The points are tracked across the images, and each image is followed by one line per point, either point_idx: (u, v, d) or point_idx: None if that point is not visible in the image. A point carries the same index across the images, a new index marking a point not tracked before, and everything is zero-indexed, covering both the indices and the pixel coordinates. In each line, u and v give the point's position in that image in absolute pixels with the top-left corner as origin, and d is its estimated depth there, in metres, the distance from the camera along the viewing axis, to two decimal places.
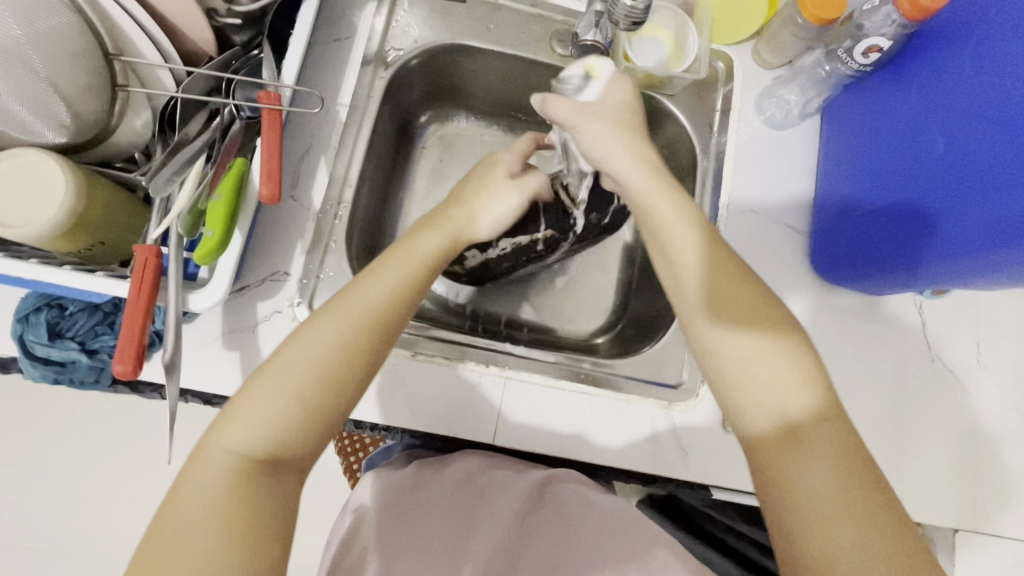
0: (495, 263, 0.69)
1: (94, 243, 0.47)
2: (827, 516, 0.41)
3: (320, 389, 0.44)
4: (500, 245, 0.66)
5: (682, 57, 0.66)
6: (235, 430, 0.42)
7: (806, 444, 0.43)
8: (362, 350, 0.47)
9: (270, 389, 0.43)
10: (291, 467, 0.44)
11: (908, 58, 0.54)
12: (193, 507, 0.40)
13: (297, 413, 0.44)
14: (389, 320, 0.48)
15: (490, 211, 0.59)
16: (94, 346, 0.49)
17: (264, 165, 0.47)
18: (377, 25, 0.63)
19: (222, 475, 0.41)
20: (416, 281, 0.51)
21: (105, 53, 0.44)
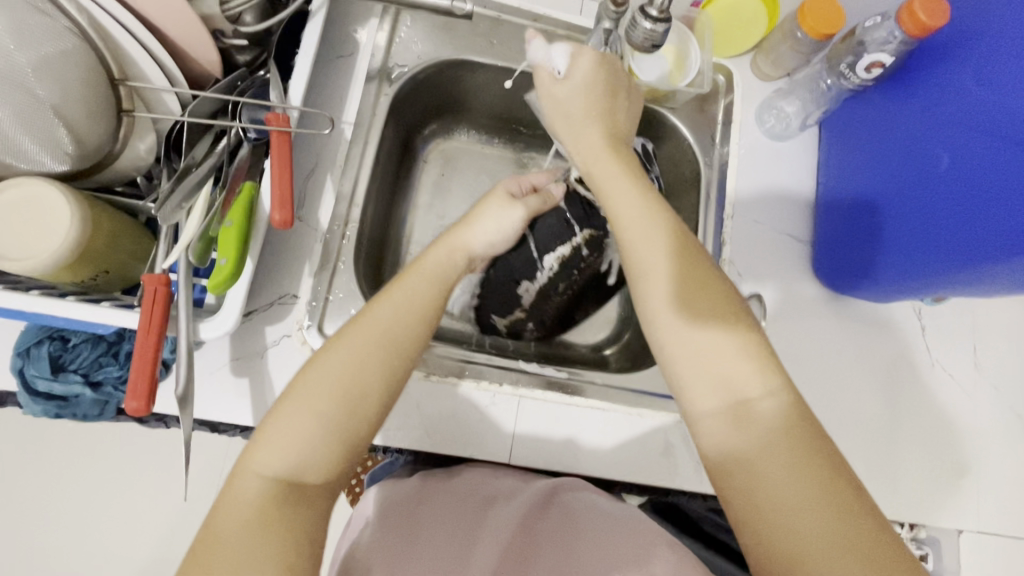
0: (552, 289, 0.67)
1: (99, 272, 0.46)
2: (789, 507, 0.39)
3: (344, 412, 0.44)
4: (548, 265, 0.66)
5: (684, 70, 0.65)
6: (265, 454, 0.42)
7: (758, 430, 0.41)
8: (381, 372, 0.46)
9: (297, 414, 0.43)
10: (320, 489, 0.43)
11: (910, 74, 0.55)
12: (228, 529, 0.40)
13: (327, 437, 0.43)
14: (406, 338, 0.48)
15: (483, 228, 0.58)
16: (99, 377, 0.48)
17: (277, 190, 0.46)
18: (380, 42, 0.63)
19: (254, 499, 0.41)
20: (431, 302, 0.51)
21: (110, 78, 0.42)
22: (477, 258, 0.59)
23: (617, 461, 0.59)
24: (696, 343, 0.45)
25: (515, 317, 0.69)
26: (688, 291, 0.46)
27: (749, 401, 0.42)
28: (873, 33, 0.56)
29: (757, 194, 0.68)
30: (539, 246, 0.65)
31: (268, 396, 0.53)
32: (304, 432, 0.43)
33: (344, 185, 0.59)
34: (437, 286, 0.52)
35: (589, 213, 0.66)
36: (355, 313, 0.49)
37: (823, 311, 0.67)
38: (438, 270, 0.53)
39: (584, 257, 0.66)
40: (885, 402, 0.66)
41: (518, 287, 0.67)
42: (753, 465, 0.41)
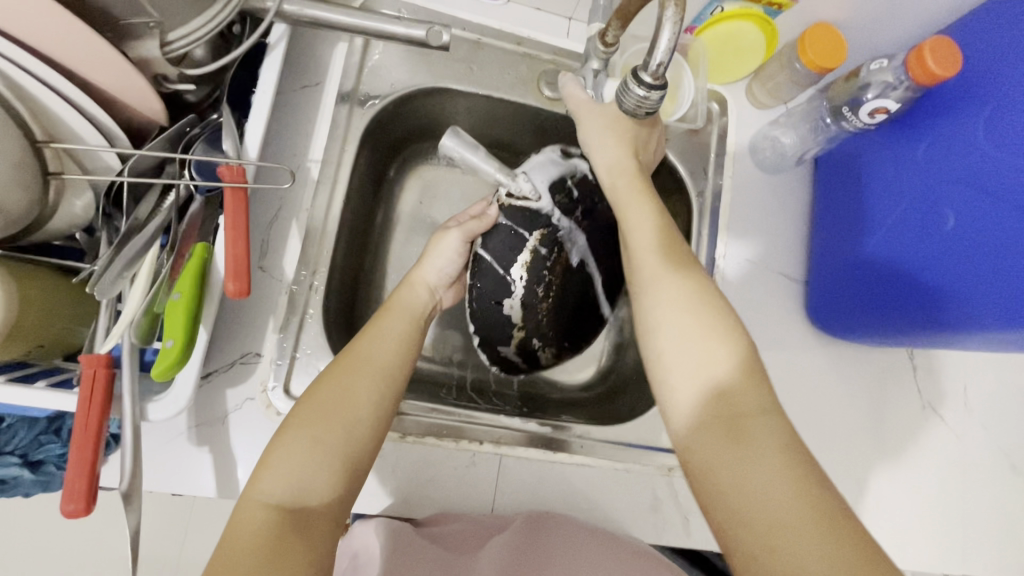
0: (541, 296, 0.56)
1: (31, 347, 0.41)
2: (773, 518, 0.36)
3: (344, 439, 0.42)
4: (517, 277, 0.55)
5: (676, 102, 0.62)
6: (268, 482, 0.39)
7: (744, 435, 0.39)
8: (375, 397, 0.45)
9: (297, 442, 0.41)
10: (327, 516, 0.40)
11: (914, 118, 0.53)
12: (235, 558, 0.36)
13: (330, 463, 0.41)
14: (396, 362, 0.47)
15: (436, 265, 0.57)
16: (39, 457, 0.44)
17: (230, 257, 0.42)
18: (350, 67, 0.58)
19: (259, 530, 0.37)
20: (411, 331, 0.51)
21: (31, 140, 0.37)
22: (440, 294, 0.58)
23: (603, 518, 0.57)
24: (677, 352, 0.44)
25: (519, 342, 0.57)
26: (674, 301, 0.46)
27: (737, 403, 0.41)
28: (878, 76, 0.54)
29: (752, 230, 0.65)
30: (497, 262, 0.55)
31: (229, 464, 0.49)
32: (306, 459, 0.40)
33: (311, 229, 0.54)
34: (414, 315, 0.52)
35: (533, 215, 0.56)
36: (345, 345, 0.48)
37: (816, 353, 0.65)
38: (409, 305, 0.53)
39: (547, 256, 0.56)
40: (875, 446, 0.65)
41: (502, 310, 0.56)
42: (725, 459, 0.39)
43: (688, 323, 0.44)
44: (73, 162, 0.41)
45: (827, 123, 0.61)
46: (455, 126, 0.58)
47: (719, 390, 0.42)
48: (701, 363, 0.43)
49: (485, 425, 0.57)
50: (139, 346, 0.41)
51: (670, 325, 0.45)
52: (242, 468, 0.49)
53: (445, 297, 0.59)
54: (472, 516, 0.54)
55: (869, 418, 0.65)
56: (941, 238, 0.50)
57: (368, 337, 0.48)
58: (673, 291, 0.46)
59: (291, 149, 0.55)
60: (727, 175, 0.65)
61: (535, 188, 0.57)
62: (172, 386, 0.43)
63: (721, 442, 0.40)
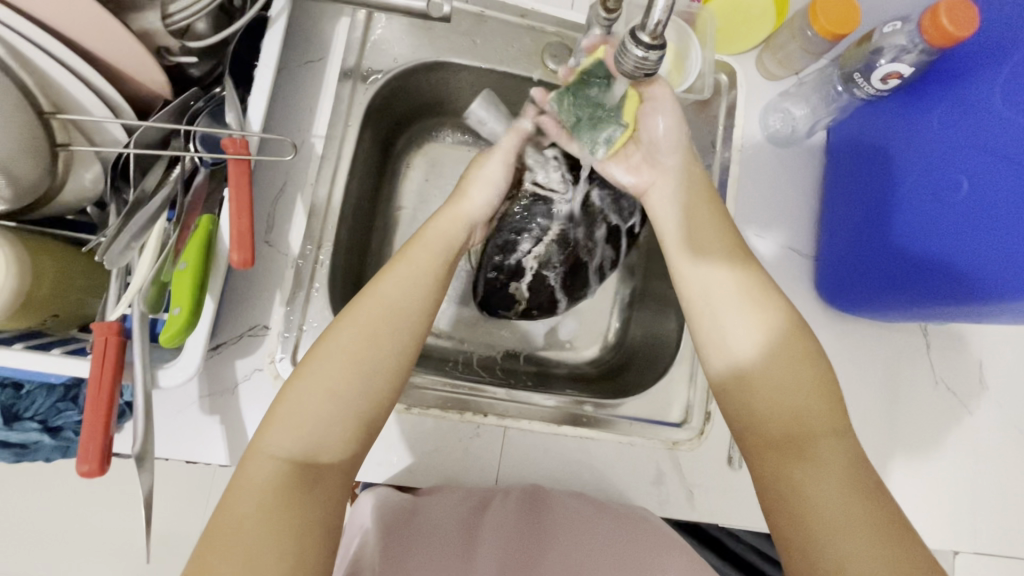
0: (545, 282, 0.61)
1: (47, 316, 0.42)
2: (832, 517, 0.40)
3: (364, 389, 0.43)
4: (530, 265, 0.60)
5: (683, 72, 0.61)
6: (279, 433, 0.40)
7: (807, 445, 0.43)
8: (397, 347, 0.45)
9: (311, 393, 0.41)
10: (337, 467, 0.42)
11: (931, 84, 0.51)
12: (244, 511, 0.37)
13: (343, 417, 0.42)
14: (418, 309, 0.46)
15: (481, 194, 0.54)
16: (57, 423, 0.46)
17: (235, 226, 0.42)
18: (354, 42, 0.58)
19: (269, 480, 0.39)
20: (438, 273, 0.49)
21: (38, 111, 0.39)
22: (476, 232, 0.56)
23: (606, 490, 0.57)
24: (769, 367, 0.46)
25: (520, 310, 0.64)
26: (741, 320, 0.48)
27: (807, 425, 0.44)
28: (890, 39, 0.52)
29: (760, 204, 0.64)
30: (513, 249, 0.59)
31: (240, 432, 0.50)
32: (321, 410, 0.41)
33: (317, 203, 0.55)
34: (447, 253, 0.50)
35: (554, 205, 0.58)
36: (363, 287, 0.47)
37: (825, 328, 0.64)
38: (442, 239, 0.50)
39: (560, 251, 0.59)
40: (885, 421, 0.63)
41: (507, 287, 0.62)
42: (797, 478, 0.42)
43: (752, 320, 0.47)
44: (79, 134, 0.42)
45: (839, 91, 0.60)
46: (486, 94, 0.61)
47: (793, 412, 0.44)
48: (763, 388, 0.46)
49: (489, 399, 0.57)
50: (150, 313, 0.42)
51: (736, 341, 0.48)
52: (253, 437, 0.50)
53: (478, 235, 0.56)
54: (476, 486, 0.55)
55: (880, 394, 0.64)
56: (949, 213, 0.49)
57: (389, 281, 0.47)
58: (746, 314, 0.48)
59: (295, 124, 0.55)
60: (736, 147, 0.63)
61: (563, 180, 0.59)
62: (182, 354, 0.44)
63: (792, 462, 0.43)
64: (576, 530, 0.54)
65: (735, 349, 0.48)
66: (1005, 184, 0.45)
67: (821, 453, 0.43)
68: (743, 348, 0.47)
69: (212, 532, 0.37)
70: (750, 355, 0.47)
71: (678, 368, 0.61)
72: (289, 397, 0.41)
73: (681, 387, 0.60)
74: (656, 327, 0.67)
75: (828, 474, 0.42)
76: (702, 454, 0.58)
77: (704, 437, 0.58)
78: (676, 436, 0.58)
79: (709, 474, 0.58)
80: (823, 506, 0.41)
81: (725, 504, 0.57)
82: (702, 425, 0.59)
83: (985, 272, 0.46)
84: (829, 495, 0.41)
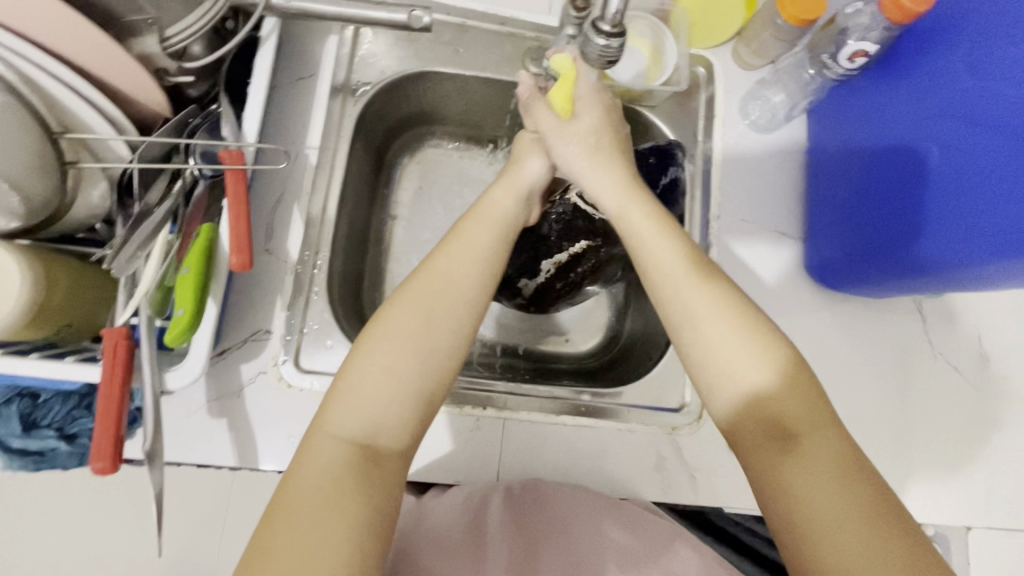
0: (551, 287, 0.67)
1: (61, 326, 0.45)
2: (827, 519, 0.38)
3: (420, 367, 0.43)
4: (545, 268, 0.65)
5: (660, 67, 0.64)
6: (341, 414, 0.41)
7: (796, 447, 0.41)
8: (453, 323, 0.45)
9: (371, 372, 0.42)
10: (397, 453, 0.42)
11: (902, 57, 0.52)
12: (304, 491, 0.38)
13: (402, 396, 0.42)
14: (474, 283, 0.46)
15: (534, 166, 0.55)
16: (73, 431, 0.48)
17: (233, 231, 0.45)
18: (342, 57, 0.61)
19: (331, 460, 0.39)
20: (494, 247, 0.49)
21: (48, 132, 0.41)
22: (532, 204, 0.55)
23: (608, 478, 0.57)
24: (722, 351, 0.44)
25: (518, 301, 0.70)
26: (722, 341, 0.44)
27: (793, 420, 0.42)
28: (855, 19, 0.55)
29: (745, 191, 0.65)
30: (537, 251, 0.64)
31: (247, 436, 0.52)
32: (377, 389, 0.42)
33: (312, 213, 0.57)
34: (504, 225, 0.51)
35: (588, 220, 0.62)
36: (421, 263, 0.47)
37: (820, 310, 0.64)
38: (496, 214, 0.51)
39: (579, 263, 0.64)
40: (886, 400, 0.63)
41: (518, 284, 0.67)
42: (791, 484, 0.40)
43: (730, 320, 0.45)
44: (87, 153, 0.44)
45: (811, 75, 0.62)
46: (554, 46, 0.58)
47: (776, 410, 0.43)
48: (766, 405, 0.43)
49: (487, 393, 0.58)
50: (155, 317, 0.44)
51: (730, 363, 0.44)
52: (260, 437, 0.52)
53: (534, 211, 0.56)
54: (481, 481, 0.56)
55: (881, 370, 0.64)
56: (926, 185, 0.49)
57: (444, 258, 0.47)
58: (725, 319, 0.45)
59: (289, 138, 0.58)
60: (716, 136, 0.65)
61: None
62: (188, 356, 0.46)
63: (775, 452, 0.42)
64: (581, 517, 0.53)
65: (724, 358, 0.44)
66: (975, 150, 0.45)
67: (810, 451, 0.41)
68: (735, 367, 0.44)
69: (271, 513, 0.37)
70: (747, 382, 0.43)
71: (674, 355, 0.62)
72: (354, 375, 0.42)
73: (677, 373, 0.61)
74: (652, 317, 0.67)
75: (824, 476, 0.40)
76: (701, 439, 0.59)
77: (702, 421, 0.59)
78: (675, 421, 0.59)
79: (709, 457, 0.58)
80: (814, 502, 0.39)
81: (727, 486, 0.58)
82: (699, 410, 0.59)
83: (966, 240, 0.46)
84: (826, 501, 0.39)
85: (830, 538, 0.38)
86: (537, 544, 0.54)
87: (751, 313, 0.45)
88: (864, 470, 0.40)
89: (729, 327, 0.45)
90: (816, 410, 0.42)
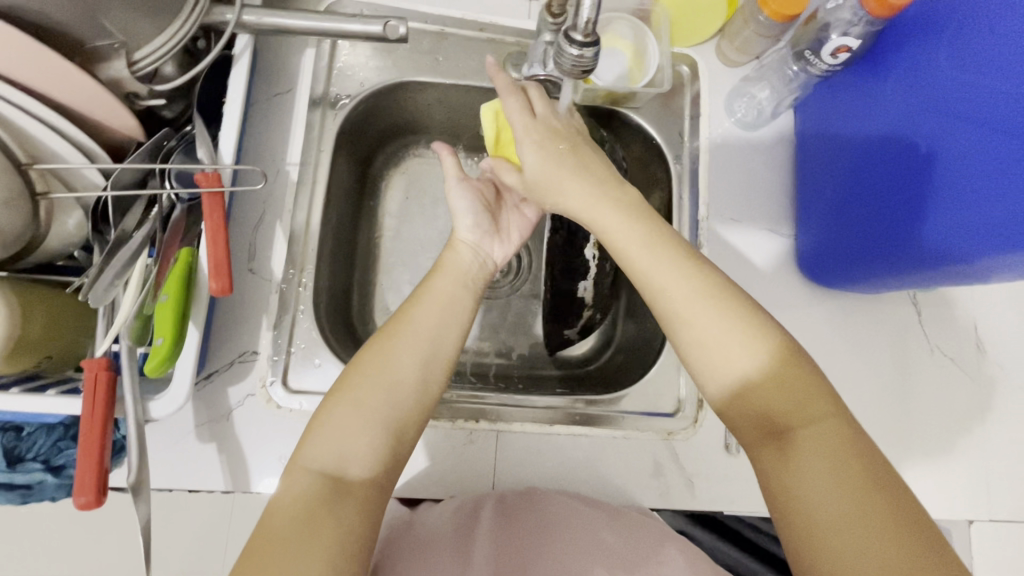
0: (605, 274, 0.68)
1: (41, 358, 0.44)
2: (828, 516, 0.38)
3: (390, 402, 0.43)
4: (591, 257, 0.67)
5: (643, 67, 0.63)
6: (313, 447, 0.41)
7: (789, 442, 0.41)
8: (420, 360, 0.45)
9: (341, 406, 0.42)
10: (368, 482, 0.41)
11: (884, 53, 0.52)
12: (277, 525, 0.38)
13: (372, 429, 0.42)
14: (442, 323, 0.47)
15: (464, 222, 0.55)
16: (60, 462, 0.47)
17: (212, 256, 0.44)
18: (320, 71, 0.60)
19: (302, 493, 0.39)
20: (460, 292, 0.50)
21: (16, 164, 0.41)
22: (487, 250, 0.55)
23: (605, 486, 0.57)
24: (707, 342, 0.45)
25: (587, 318, 0.68)
26: (710, 332, 0.44)
27: (783, 413, 0.42)
28: (836, 15, 0.54)
29: (734, 189, 0.64)
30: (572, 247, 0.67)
31: (237, 459, 0.51)
32: (348, 423, 0.42)
33: (296, 230, 0.56)
34: (462, 273, 0.51)
35: None
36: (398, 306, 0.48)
37: (814, 307, 0.64)
38: (457, 265, 0.52)
39: None
40: (885, 395, 0.63)
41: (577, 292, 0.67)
42: (785, 476, 0.40)
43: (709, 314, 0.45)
44: (59, 183, 0.44)
45: (794, 71, 0.61)
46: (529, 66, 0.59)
47: (765, 405, 0.43)
48: (754, 393, 0.43)
49: (480, 405, 0.58)
50: (136, 346, 0.44)
51: (714, 360, 0.44)
52: (251, 459, 0.51)
53: (495, 252, 0.56)
54: (473, 493, 0.56)
55: (879, 366, 0.63)
56: (916, 181, 0.48)
57: (419, 302, 0.48)
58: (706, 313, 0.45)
59: (269, 155, 0.57)
60: (702, 135, 0.64)
61: None
62: (171, 384, 0.45)
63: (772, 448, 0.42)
64: (569, 523, 0.52)
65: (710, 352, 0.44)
66: (960, 144, 0.44)
67: (802, 444, 0.41)
68: (716, 361, 0.44)
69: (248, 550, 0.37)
70: (738, 372, 0.44)
71: (667, 359, 0.61)
72: (326, 413, 0.42)
73: (671, 377, 0.61)
74: (646, 320, 0.67)
75: (816, 465, 0.40)
76: (698, 443, 0.58)
77: (698, 425, 0.58)
78: (671, 426, 0.58)
79: (707, 461, 0.58)
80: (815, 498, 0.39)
81: (726, 490, 0.57)
82: (695, 414, 0.59)
83: (956, 234, 0.45)
84: (825, 492, 0.39)
85: (836, 529, 0.37)
86: (524, 547, 0.51)
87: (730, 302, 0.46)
88: (862, 456, 0.40)
89: (711, 316, 0.45)
90: (807, 400, 0.42)
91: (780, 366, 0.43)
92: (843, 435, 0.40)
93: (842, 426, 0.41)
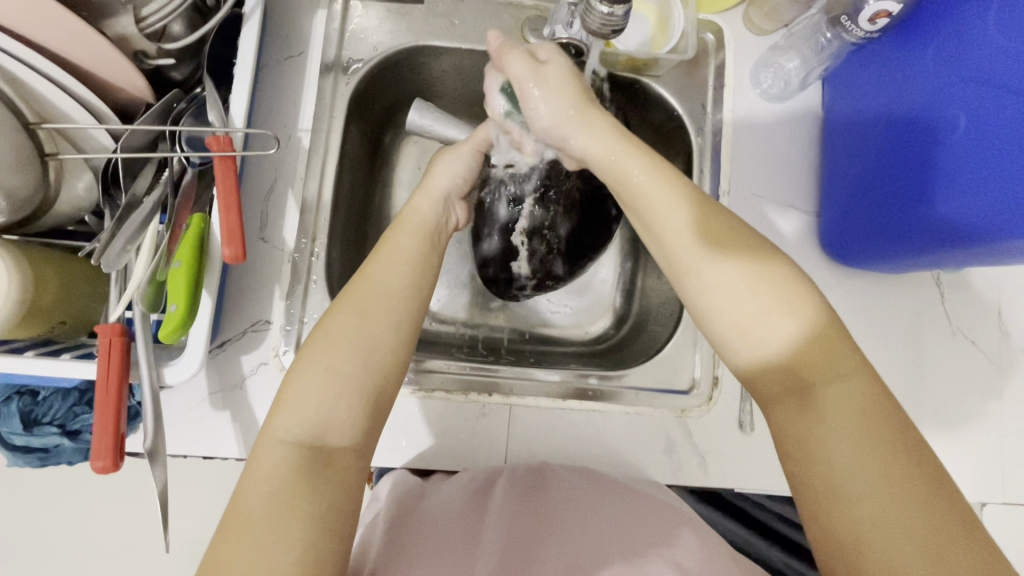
0: (542, 256, 0.61)
1: (54, 324, 0.44)
2: (853, 490, 0.37)
3: (363, 366, 0.42)
4: (518, 241, 0.61)
5: (667, 33, 0.61)
6: (286, 418, 0.39)
7: (818, 408, 0.39)
8: (392, 324, 0.44)
9: (314, 375, 0.41)
10: (349, 450, 0.40)
11: (925, 18, 0.49)
12: (252, 498, 0.37)
13: (349, 394, 0.41)
14: (408, 286, 0.46)
15: (444, 179, 0.53)
16: (75, 427, 0.48)
17: (224, 222, 0.44)
18: (332, 34, 0.58)
19: (279, 466, 0.38)
20: (423, 250, 0.48)
21: (24, 122, 0.40)
22: (454, 214, 0.55)
23: (617, 461, 0.57)
24: (727, 304, 0.43)
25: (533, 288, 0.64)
26: (734, 288, 0.43)
27: (809, 371, 0.40)
28: None
29: (757, 163, 0.62)
30: (499, 229, 0.61)
31: (251, 428, 0.51)
32: (322, 391, 0.40)
33: (308, 199, 0.55)
34: (427, 229, 0.50)
35: (518, 181, 0.59)
36: (357, 270, 0.46)
37: (834, 286, 0.62)
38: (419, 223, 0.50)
39: (541, 219, 0.60)
40: (902, 375, 0.62)
41: (510, 267, 0.62)
42: (807, 435, 0.39)
43: (739, 273, 0.43)
44: (68, 145, 0.43)
45: (828, 38, 0.58)
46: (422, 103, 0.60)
47: (792, 362, 0.41)
48: (792, 367, 0.41)
49: (494, 378, 0.57)
50: (150, 312, 0.43)
51: (746, 318, 0.43)
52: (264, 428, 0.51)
53: (457, 212, 0.55)
54: (484, 467, 0.55)
55: (897, 346, 0.62)
56: (955, 152, 0.46)
57: (378, 261, 0.46)
58: (730, 267, 0.43)
59: (280, 121, 0.56)
60: (726, 106, 0.62)
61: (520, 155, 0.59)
62: (186, 352, 0.45)
63: (796, 411, 0.40)
64: (579, 510, 0.51)
65: (736, 318, 0.43)
66: (1006, 114, 0.42)
67: (828, 402, 0.39)
68: (735, 326, 0.43)
69: (228, 523, 0.36)
70: (762, 336, 0.42)
71: (683, 336, 0.60)
72: (299, 382, 0.40)
73: (687, 354, 0.60)
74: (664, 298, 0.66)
75: (847, 429, 0.38)
76: (711, 420, 0.58)
77: (713, 403, 0.58)
78: (684, 405, 0.58)
79: (720, 438, 0.57)
80: (841, 470, 0.37)
81: (739, 467, 0.57)
82: (709, 391, 0.58)
83: (997, 209, 0.43)
84: (852, 466, 0.37)
85: (858, 503, 0.36)
86: (535, 532, 0.51)
87: (768, 266, 0.43)
88: (895, 418, 0.39)
89: (738, 277, 0.43)
90: (840, 358, 0.40)
91: (817, 332, 0.41)
92: (871, 399, 0.39)
93: (877, 391, 0.39)
